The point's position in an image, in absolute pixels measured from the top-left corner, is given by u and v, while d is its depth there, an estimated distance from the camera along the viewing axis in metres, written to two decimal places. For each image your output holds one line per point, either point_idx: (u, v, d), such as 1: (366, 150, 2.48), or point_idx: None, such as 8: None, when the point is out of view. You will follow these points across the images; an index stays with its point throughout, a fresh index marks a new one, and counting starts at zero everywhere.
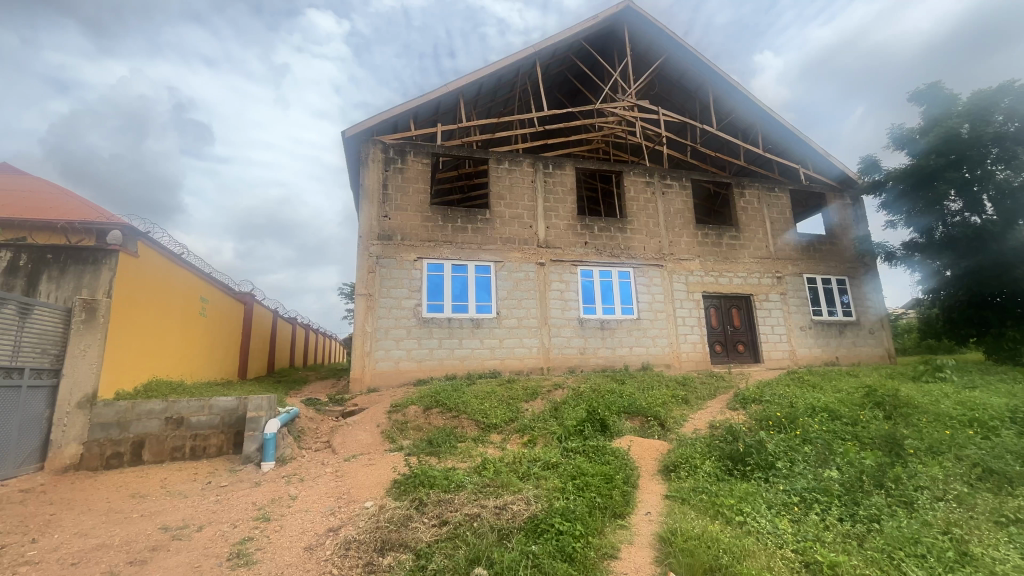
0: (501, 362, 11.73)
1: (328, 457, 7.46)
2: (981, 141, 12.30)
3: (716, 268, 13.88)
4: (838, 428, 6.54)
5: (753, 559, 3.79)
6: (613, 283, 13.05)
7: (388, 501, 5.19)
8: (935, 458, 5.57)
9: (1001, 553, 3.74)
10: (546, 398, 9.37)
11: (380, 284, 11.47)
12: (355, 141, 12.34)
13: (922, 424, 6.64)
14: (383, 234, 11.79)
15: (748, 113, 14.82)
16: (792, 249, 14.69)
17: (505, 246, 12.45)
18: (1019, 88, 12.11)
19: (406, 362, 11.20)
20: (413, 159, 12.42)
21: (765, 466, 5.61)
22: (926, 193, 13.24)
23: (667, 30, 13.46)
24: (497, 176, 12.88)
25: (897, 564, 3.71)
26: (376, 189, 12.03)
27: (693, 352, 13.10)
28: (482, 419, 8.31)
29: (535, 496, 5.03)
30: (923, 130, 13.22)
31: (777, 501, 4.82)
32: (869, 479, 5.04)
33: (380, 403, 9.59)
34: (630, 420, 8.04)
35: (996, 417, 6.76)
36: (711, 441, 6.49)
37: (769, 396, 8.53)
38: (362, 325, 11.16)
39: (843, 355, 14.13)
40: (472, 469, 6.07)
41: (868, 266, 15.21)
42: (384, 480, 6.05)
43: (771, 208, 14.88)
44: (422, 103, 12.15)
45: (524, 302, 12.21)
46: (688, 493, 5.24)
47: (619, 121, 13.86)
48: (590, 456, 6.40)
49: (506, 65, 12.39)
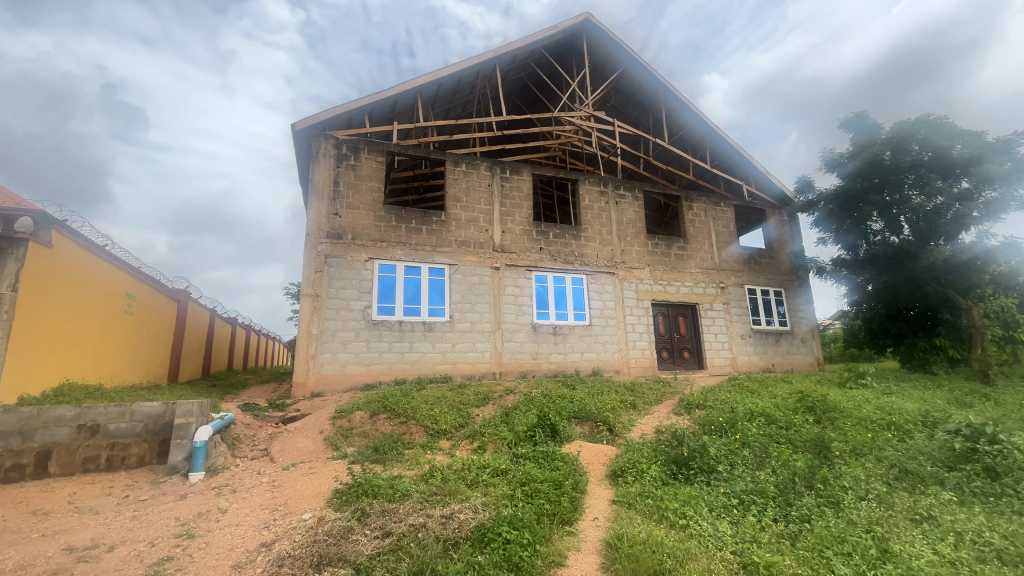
0: (453, 367, 11.54)
1: (265, 466, 7.02)
2: (900, 168, 13.32)
3: (664, 277, 14.34)
4: (774, 432, 6.86)
5: (695, 561, 3.86)
6: (567, 289, 13.19)
7: (328, 512, 4.91)
8: (858, 459, 5.97)
9: (916, 549, 3.99)
10: (498, 403, 9.29)
11: (328, 284, 11.02)
12: (306, 135, 11.84)
13: (847, 427, 7.13)
14: (333, 232, 11.35)
15: (698, 129, 15.49)
16: (735, 261, 15.43)
17: (460, 249, 12.31)
18: (933, 121, 13.14)
19: (353, 366, 10.80)
20: (367, 157, 12.04)
21: (706, 470, 5.78)
22: (852, 214, 14.33)
23: (624, 45, 13.84)
24: (454, 177, 12.72)
25: (826, 563, 3.88)
26: (327, 186, 11.58)
27: (641, 358, 13.45)
28: (431, 425, 8.10)
29: (483, 505, 4.91)
30: (850, 155, 14.32)
31: (717, 504, 4.97)
32: (801, 480, 5.33)
33: (324, 408, 9.17)
34: (580, 425, 8.11)
35: (911, 421, 7.32)
36: (657, 445, 6.64)
37: (711, 402, 8.86)
38: (308, 326, 10.69)
39: (778, 362, 14.99)
40: (419, 477, 5.88)
41: (801, 279, 16.25)
42: (325, 491, 5.75)
43: (717, 221, 15.59)
44: (378, 100, 11.82)
45: (478, 306, 12.10)
46: (634, 497, 5.31)
47: (576, 130, 14.10)
48: (539, 462, 6.37)
49: (466, 67, 12.26)
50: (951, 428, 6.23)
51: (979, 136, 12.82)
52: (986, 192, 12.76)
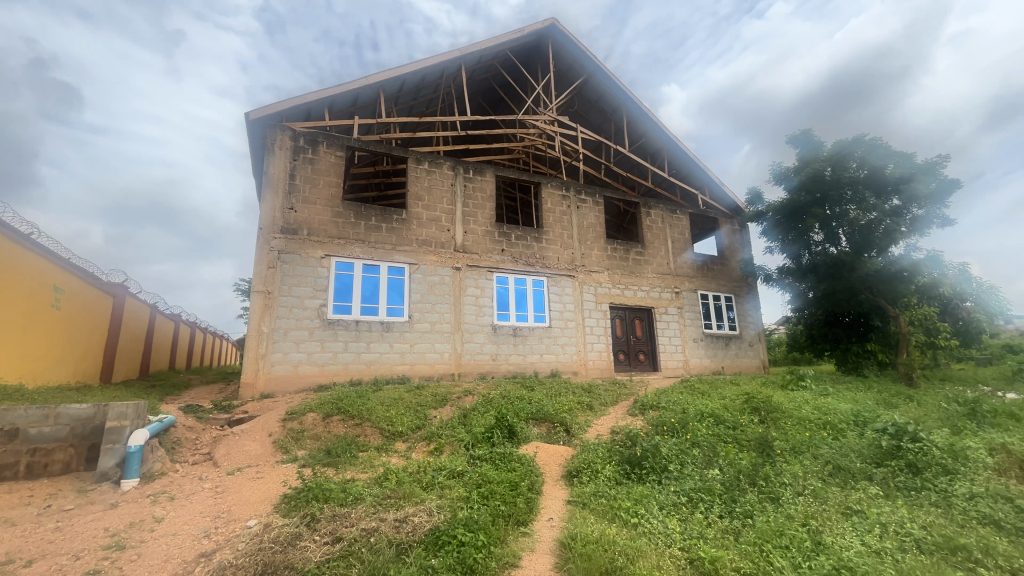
0: (411, 368, 11.35)
1: (207, 471, 6.65)
2: (840, 183, 14.22)
3: (622, 281, 14.69)
4: (721, 432, 7.17)
5: (644, 559, 3.97)
6: (527, 291, 13.27)
7: (275, 518, 4.71)
8: (797, 457, 6.32)
9: (846, 540, 4.25)
10: (455, 405, 9.21)
11: (281, 282, 10.61)
12: (261, 125, 11.36)
13: (788, 426, 7.56)
14: (287, 227, 10.94)
15: (657, 138, 15.98)
16: (689, 267, 16.01)
17: (420, 248, 12.14)
18: (869, 141, 14.12)
19: (306, 366, 10.43)
20: (326, 151, 11.68)
21: (658, 469, 5.96)
22: (797, 225, 15.18)
23: (588, 53, 14.09)
24: (416, 175, 12.55)
25: (764, 556, 4.07)
26: (282, 179, 11.15)
27: (598, 360, 13.71)
28: (387, 427, 7.95)
29: (438, 507, 4.87)
30: (796, 169, 15.17)
31: (667, 502, 5.13)
32: (745, 478, 5.58)
33: (275, 410, 8.82)
34: (537, 426, 8.17)
35: (844, 420, 7.81)
36: (611, 445, 6.78)
37: (664, 404, 9.14)
38: (258, 325, 10.25)
39: (728, 365, 15.66)
40: (372, 480, 5.75)
41: (750, 286, 17.06)
42: (272, 496, 5.52)
43: (673, 228, 16.13)
44: (339, 93, 11.50)
45: (438, 306, 11.97)
46: (588, 497, 5.40)
47: (540, 133, 14.22)
48: (496, 464, 6.36)
49: (430, 65, 12.14)
50: (879, 427, 6.67)
51: (909, 157, 13.87)
52: (914, 210, 13.81)
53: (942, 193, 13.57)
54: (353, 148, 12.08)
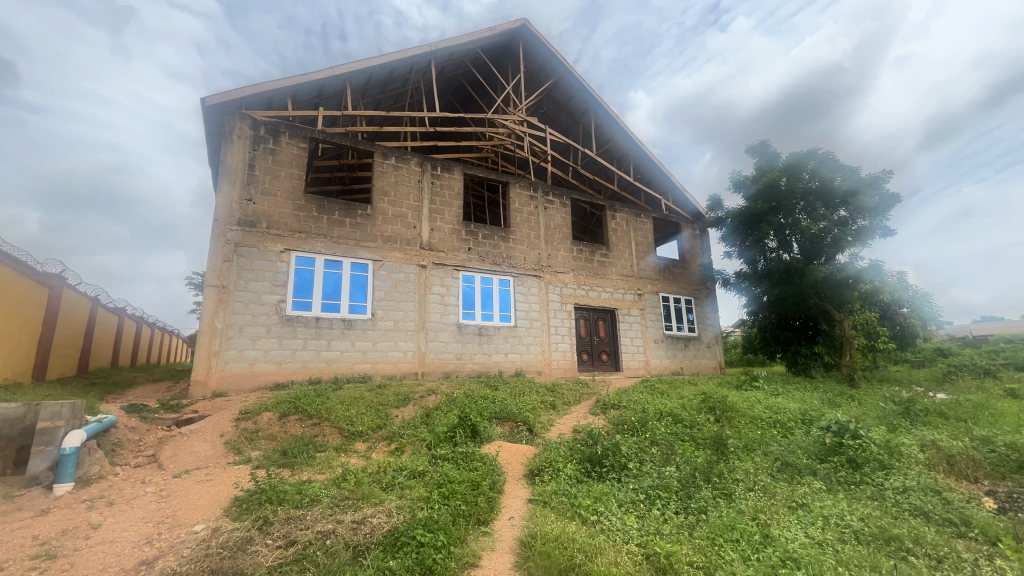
0: (372, 367, 11.12)
1: (151, 474, 6.29)
2: (793, 193, 14.91)
3: (587, 282, 14.91)
4: (679, 430, 7.38)
5: (602, 555, 4.03)
6: (493, 290, 13.26)
7: (224, 523, 4.50)
8: (749, 454, 6.59)
9: (791, 533, 4.46)
10: (418, 404, 9.10)
11: (238, 276, 10.18)
12: (219, 112, 10.85)
13: (741, 425, 7.87)
14: (245, 219, 10.50)
15: (624, 143, 16.30)
16: (652, 270, 16.42)
17: (385, 244, 11.92)
18: (821, 154, 14.86)
19: (262, 364, 10.05)
20: (288, 142, 11.29)
21: (618, 467, 6.08)
22: (753, 232, 15.82)
23: (558, 55, 14.22)
24: (382, 171, 12.32)
25: (716, 550, 4.21)
26: (240, 169, 10.70)
27: (562, 360, 13.86)
28: (347, 426, 7.76)
29: (397, 508, 4.78)
30: (753, 178, 15.81)
31: (626, 500, 5.24)
32: (700, 475, 5.76)
33: (227, 409, 8.46)
34: (500, 425, 8.17)
35: (794, 419, 8.18)
36: (573, 444, 6.86)
37: (625, 403, 9.33)
38: (211, 320, 9.80)
39: (687, 365, 16.15)
40: (330, 481, 5.59)
41: (709, 289, 17.64)
42: (222, 499, 5.28)
43: (637, 232, 16.49)
44: (303, 83, 11.13)
45: (402, 304, 11.79)
46: (549, 496, 5.46)
47: (509, 133, 14.22)
48: (458, 463, 6.32)
49: (399, 59, 11.93)
50: (824, 425, 7.04)
51: (856, 171, 14.70)
52: (859, 221, 14.63)
53: (884, 207, 14.48)
54: (317, 139, 11.73)
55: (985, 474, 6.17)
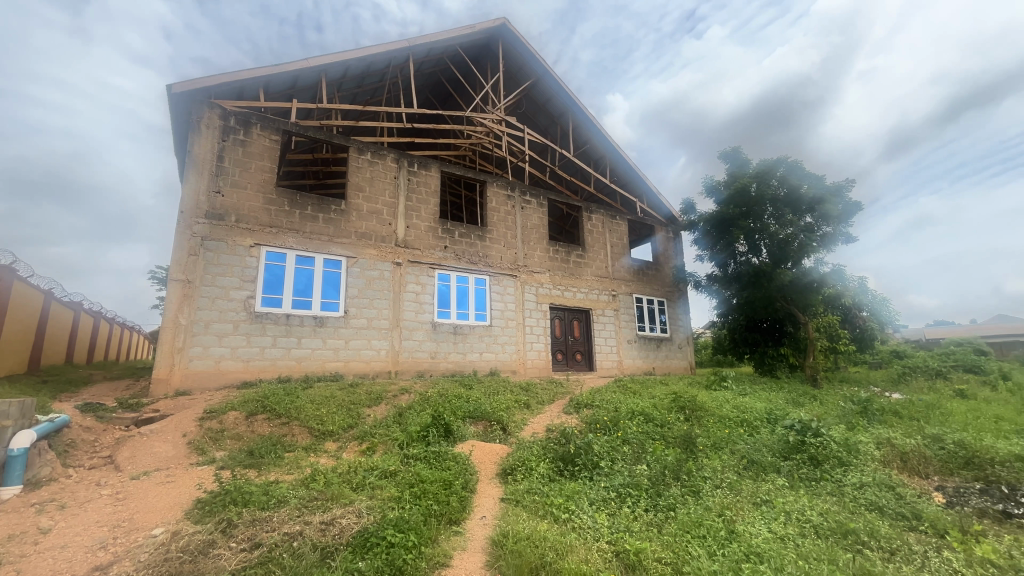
0: (344, 365, 10.92)
1: (107, 476, 6.00)
2: (762, 199, 15.36)
3: (563, 282, 15.01)
4: (650, 429, 7.51)
5: (573, 553, 4.06)
6: (469, 289, 13.21)
7: (185, 526, 4.34)
8: (717, 452, 6.76)
9: (755, 528, 4.59)
10: (391, 403, 9.00)
11: (204, 270, 9.84)
12: (186, 100, 10.46)
13: (710, 424, 8.07)
14: (212, 212, 10.16)
15: (601, 145, 16.48)
16: (627, 272, 16.65)
17: (360, 241, 11.73)
18: (789, 162, 15.34)
19: (228, 361, 9.75)
20: (259, 134, 10.98)
21: (590, 466, 6.15)
22: (724, 236, 16.23)
23: (538, 56, 14.27)
24: (357, 166, 12.11)
25: (684, 546, 4.30)
26: (208, 160, 10.35)
27: (537, 360, 13.91)
28: (316, 426, 7.60)
29: (367, 509, 4.71)
30: (725, 183, 16.22)
31: (598, 498, 5.30)
32: (669, 473, 5.88)
33: (191, 408, 8.17)
34: (474, 425, 8.14)
35: (760, 418, 8.43)
36: (546, 443, 6.90)
37: (598, 402, 9.46)
38: (175, 316, 9.45)
39: (659, 365, 16.46)
40: (298, 482, 5.46)
41: (681, 291, 18.01)
42: (184, 501, 5.09)
43: (612, 233, 16.71)
44: (276, 74, 10.84)
45: (376, 302, 11.62)
46: (521, 494, 5.48)
47: (487, 132, 14.19)
48: (430, 462, 6.27)
49: (377, 53, 11.75)
50: (787, 424, 7.28)
51: (821, 179, 15.24)
52: (824, 227, 15.17)
53: (847, 215, 15.05)
54: (289, 132, 11.45)
55: (936, 470, 6.48)
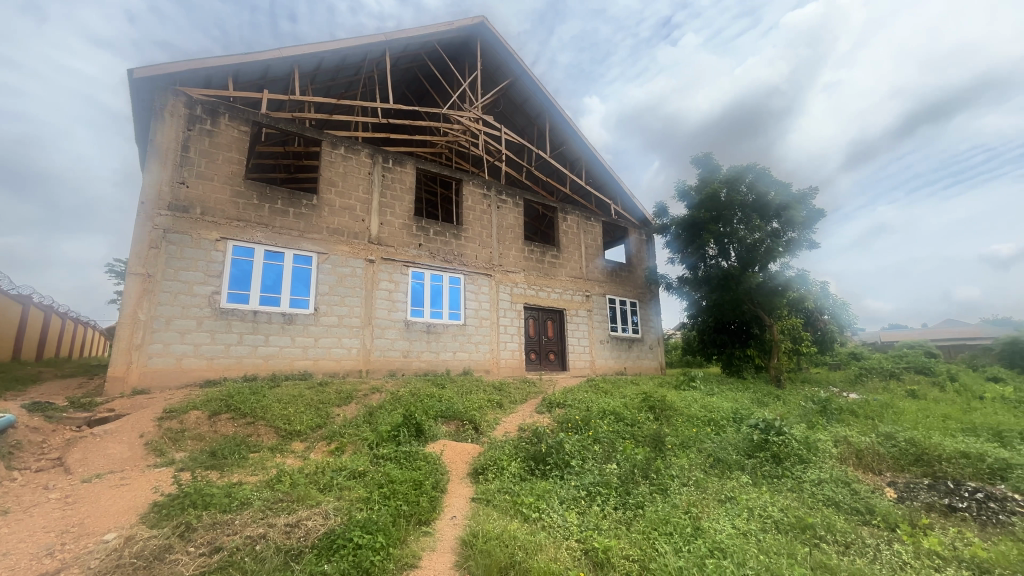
0: (314, 363, 10.69)
1: (55, 479, 5.69)
2: (732, 204, 15.78)
3: (537, 282, 15.07)
4: (621, 429, 7.62)
5: (543, 552, 4.08)
6: (443, 288, 13.11)
7: (140, 530, 4.15)
8: (685, 451, 6.91)
9: (719, 524, 4.72)
10: (361, 402, 8.85)
11: (166, 264, 9.46)
12: (149, 86, 10.03)
13: (678, 423, 8.25)
14: (176, 204, 9.77)
15: (577, 147, 16.62)
16: (600, 273, 16.85)
17: (331, 237, 11.49)
18: (758, 169, 15.82)
19: (191, 359, 9.40)
20: (227, 124, 10.62)
21: (561, 465, 6.20)
22: (695, 239, 16.60)
23: (516, 56, 14.28)
24: (330, 160, 11.85)
25: (651, 544, 4.37)
26: (172, 149, 9.95)
27: (510, 359, 13.93)
28: (283, 426, 7.40)
29: (334, 510, 4.61)
30: (697, 188, 16.61)
31: (568, 497, 5.33)
32: (639, 471, 5.98)
33: (149, 408, 7.84)
34: (446, 424, 8.09)
35: (726, 418, 8.65)
36: (518, 442, 6.91)
37: (570, 401, 9.54)
38: (134, 312, 9.05)
39: (630, 365, 16.73)
40: (263, 483, 5.31)
41: (653, 293, 18.34)
42: (139, 505, 4.88)
43: (587, 235, 16.88)
44: (246, 63, 10.50)
45: (347, 299, 11.40)
46: (492, 494, 5.47)
47: (464, 130, 14.10)
48: (400, 462, 6.20)
49: (352, 45, 11.52)
50: (752, 423, 7.49)
51: (788, 186, 15.77)
52: (790, 233, 15.69)
53: (811, 221, 15.63)
54: (259, 123, 11.12)
55: (888, 466, 6.79)
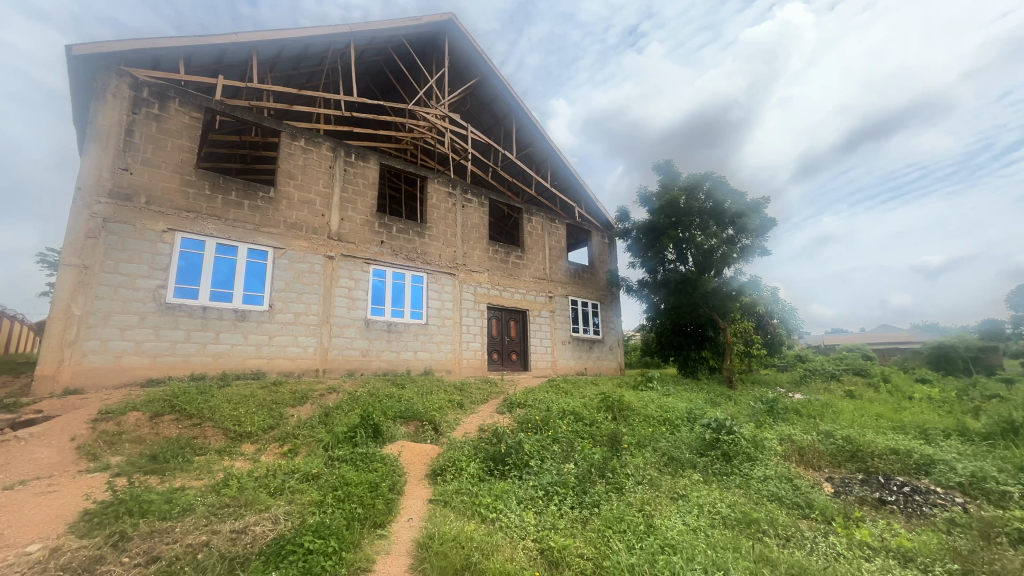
0: (267, 362, 10.29)
1: None
2: (691, 211, 16.31)
3: (501, 282, 15.09)
4: (579, 428, 7.73)
5: (499, 553, 4.08)
6: (405, 286, 12.91)
7: (67, 541, 3.86)
8: (640, 450, 7.09)
9: (671, 521, 4.87)
10: (318, 402, 8.60)
11: (105, 256, 8.87)
12: (90, 65, 9.37)
13: (635, 422, 8.46)
14: (117, 191, 9.18)
15: (543, 148, 16.76)
16: (564, 275, 17.06)
17: (289, 231, 11.10)
18: (715, 178, 16.44)
19: (132, 357, 8.85)
20: (177, 109, 10.07)
21: (519, 464, 6.24)
22: (655, 244, 17.05)
23: (484, 56, 14.25)
24: (289, 152, 11.45)
25: (606, 541, 4.47)
26: (114, 133, 9.34)
27: (472, 359, 13.88)
28: (233, 427, 7.09)
29: (285, 514, 4.46)
30: (657, 194, 17.09)
31: (526, 497, 5.37)
32: (596, 470, 6.09)
33: (82, 409, 7.33)
34: (405, 425, 7.97)
35: (682, 417, 8.94)
36: (478, 443, 6.90)
37: (531, 401, 9.62)
38: (67, 306, 8.44)
39: (590, 366, 17.02)
40: (207, 488, 5.06)
41: (614, 295, 18.72)
42: (68, 514, 4.54)
43: (551, 236, 17.05)
44: (200, 46, 9.98)
45: (305, 296, 11.05)
46: (450, 495, 5.42)
47: (430, 127, 13.92)
48: (356, 464, 6.08)
49: (315, 35, 11.17)
50: (705, 422, 7.77)
51: (743, 195, 16.47)
52: (744, 240, 16.37)
53: (763, 229, 16.36)
54: (213, 110, 10.60)
55: (827, 462, 7.20)
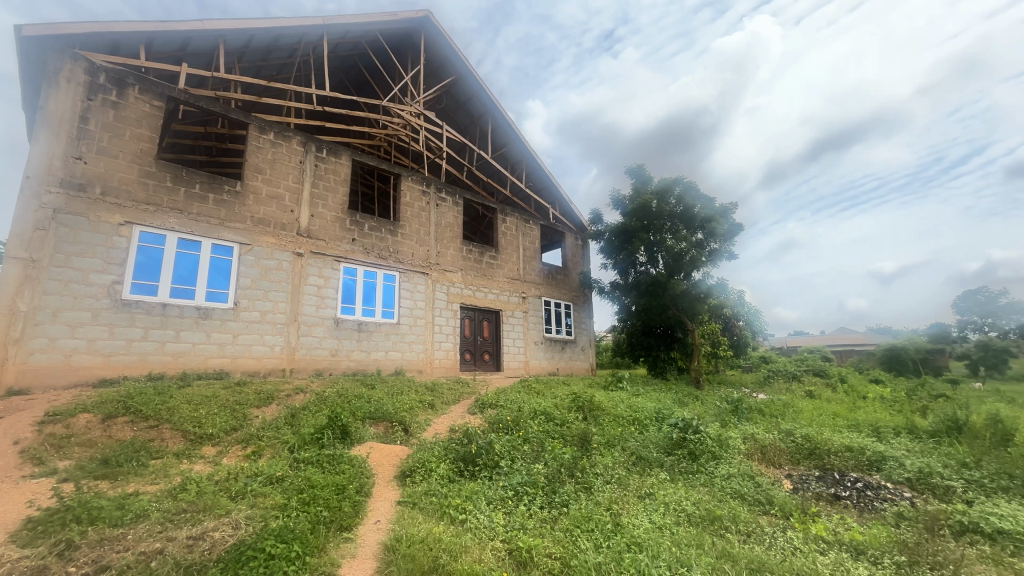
0: (231, 362, 9.95)
1: None
2: (661, 215, 16.64)
3: (474, 282, 15.04)
4: (550, 428, 7.78)
5: (467, 554, 4.07)
6: (376, 285, 12.71)
7: (6, 551, 3.63)
8: (610, 449, 7.18)
9: (638, 519, 4.95)
10: (284, 403, 8.37)
11: (56, 249, 8.41)
12: (41, 46, 8.85)
13: (605, 422, 8.56)
14: (70, 181, 8.71)
15: (518, 149, 16.80)
16: (537, 275, 17.13)
17: (256, 227, 10.77)
18: (685, 183, 16.83)
19: (83, 356, 8.41)
20: (137, 97, 9.63)
21: (489, 465, 6.23)
22: (627, 246, 17.30)
23: (460, 55, 14.19)
24: (257, 145, 11.11)
25: (573, 540, 4.50)
26: (67, 120, 8.86)
27: (444, 359, 13.79)
28: (193, 430, 6.82)
29: (246, 519, 4.32)
30: (630, 197, 17.38)
31: (495, 497, 5.37)
32: (566, 470, 6.13)
33: (28, 410, 6.93)
34: (374, 426, 7.85)
35: (650, 417, 9.11)
36: (448, 444, 6.85)
37: (503, 401, 9.62)
38: (12, 301, 7.95)
39: (562, 366, 17.15)
40: (163, 492, 4.86)
41: (586, 296, 18.92)
42: (9, 522, 4.27)
43: (525, 237, 17.10)
44: (162, 32, 9.56)
45: (272, 294, 10.74)
46: (419, 497, 5.36)
47: (404, 124, 13.75)
48: (323, 466, 5.95)
49: (286, 26, 10.87)
50: (672, 422, 7.95)
51: (711, 201, 16.92)
52: (712, 244, 16.81)
53: (731, 234, 16.84)
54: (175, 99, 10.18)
55: (787, 460, 7.47)
